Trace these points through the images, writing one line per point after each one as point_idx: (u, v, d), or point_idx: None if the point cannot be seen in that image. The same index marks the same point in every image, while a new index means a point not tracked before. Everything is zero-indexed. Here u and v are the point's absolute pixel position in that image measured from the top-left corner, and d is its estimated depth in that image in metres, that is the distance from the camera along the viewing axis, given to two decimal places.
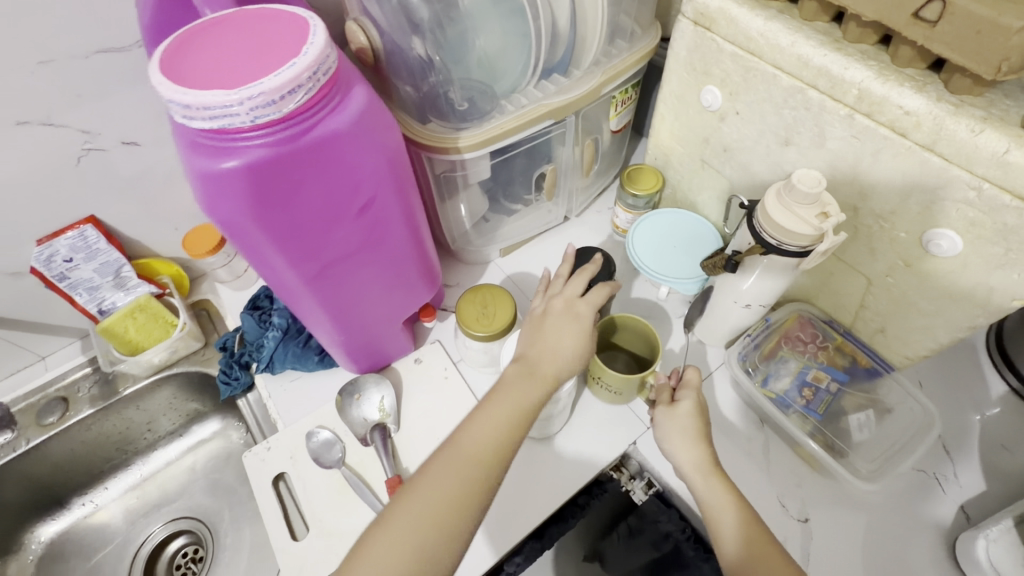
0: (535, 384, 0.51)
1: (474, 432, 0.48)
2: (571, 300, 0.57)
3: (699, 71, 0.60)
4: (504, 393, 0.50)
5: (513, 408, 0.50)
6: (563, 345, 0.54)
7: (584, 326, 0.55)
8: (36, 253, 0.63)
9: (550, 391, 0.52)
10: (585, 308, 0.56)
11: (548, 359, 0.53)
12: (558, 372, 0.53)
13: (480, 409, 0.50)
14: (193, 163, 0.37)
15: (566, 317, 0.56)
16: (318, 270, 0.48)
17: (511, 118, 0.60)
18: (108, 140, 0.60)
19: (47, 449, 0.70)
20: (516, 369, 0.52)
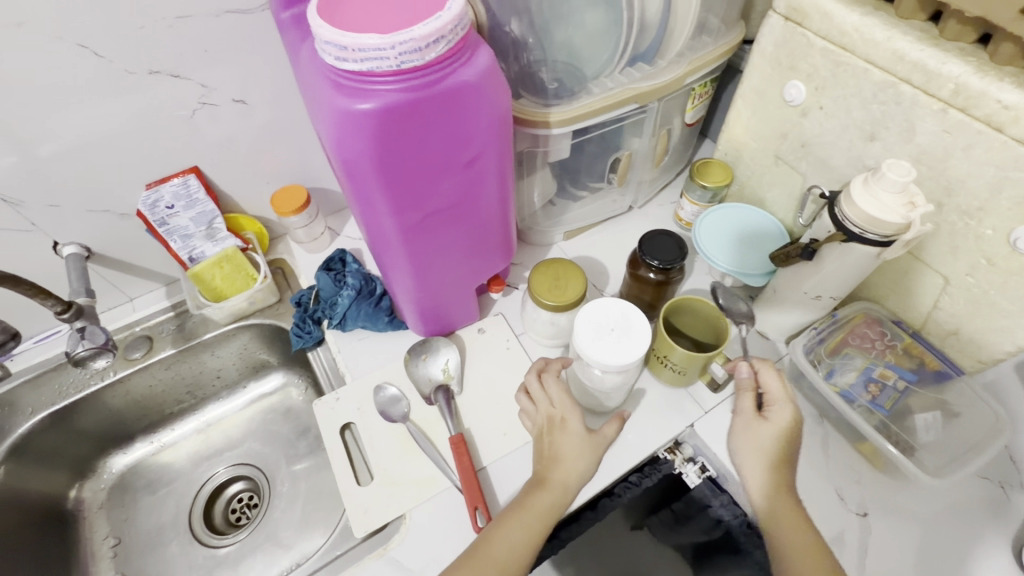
0: (546, 495, 0.53)
1: (498, 544, 0.50)
2: (556, 412, 0.58)
3: (785, 66, 0.62)
4: (523, 512, 0.52)
5: (531, 520, 0.52)
6: (567, 462, 0.55)
7: (579, 432, 0.56)
8: (144, 197, 0.68)
9: (568, 499, 0.54)
10: (569, 416, 0.57)
11: (556, 468, 0.55)
12: (571, 485, 0.54)
13: (502, 524, 0.52)
14: (334, 102, 0.40)
15: (557, 433, 0.57)
16: (415, 221, 0.51)
17: (600, 99, 0.63)
18: (221, 96, 0.65)
19: (129, 383, 0.75)
20: (532, 488, 0.54)
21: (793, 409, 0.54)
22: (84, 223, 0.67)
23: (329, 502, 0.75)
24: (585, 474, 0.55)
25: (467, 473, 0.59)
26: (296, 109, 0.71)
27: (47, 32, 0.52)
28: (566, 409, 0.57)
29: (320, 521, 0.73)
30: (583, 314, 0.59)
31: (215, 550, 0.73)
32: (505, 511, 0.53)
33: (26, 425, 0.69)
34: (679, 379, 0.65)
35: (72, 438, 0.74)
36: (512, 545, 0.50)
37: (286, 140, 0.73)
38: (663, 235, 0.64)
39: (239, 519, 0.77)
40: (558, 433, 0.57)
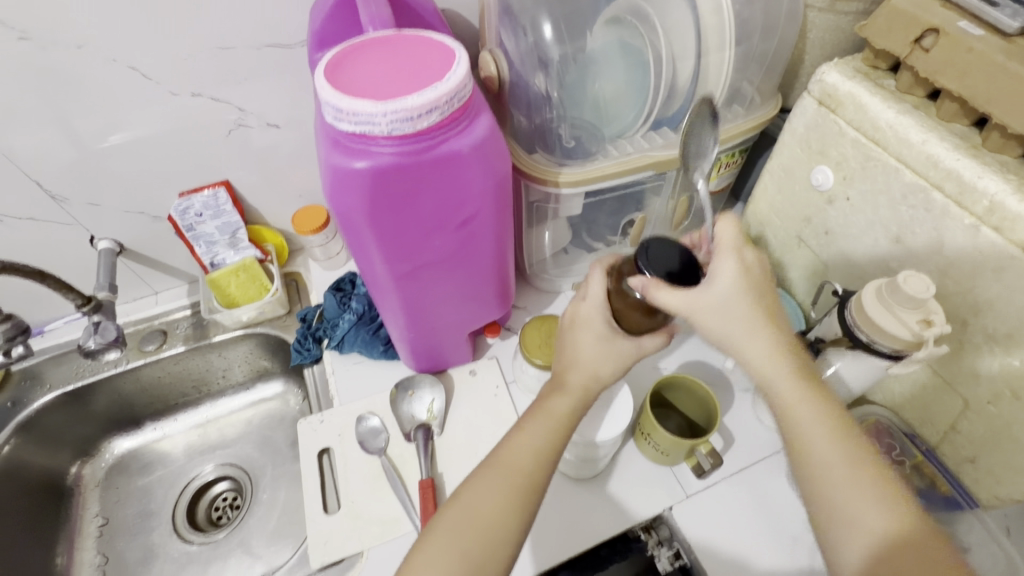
0: (567, 398, 0.49)
1: (519, 448, 0.47)
2: (587, 307, 0.52)
3: (815, 151, 0.59)
4: (542, 411, 0.49)
5: (551, 423, 0.48)
6: (584, 363, 0.50)
7: (599, 332, 0.51)
8: (176, 203, 0.72)
9: (591, 399, 0.50)
10: (591, 313, 0.51)
11: (575, 369, 0.51)
12: (593, 387, 0.50)
13: (518, 431, 0.48)
14: (329, 158, 0.41)
15: (582, 332, 0.51)
16: (406, 270, 0.52)
17: (613, 163, 0.61)
18: (257, 119, 0.69)
19: (140, 372, 0.79)
20: (549, 391, 0.51)
21: (761, 258, 0.48)
22: (120, 221, 0.72)
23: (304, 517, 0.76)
24: (607, 376, 0.51)
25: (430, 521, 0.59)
26: None
27: (105, 52, 0.57)
28: (590, 308, 0.51)
29: (291, 535, 0.75)
30: None
31: (191, 546, 0.75)
32: (524, 414, 0.50)
33: (40, 401, 0.74)
34: (663, 457, 0.63)
35: (80, 417, 0.79)
36: (537, 447, 0.47)
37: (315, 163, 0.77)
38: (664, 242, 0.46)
39: (219, 518, 0.79)
40: (581, 328, 0.52)
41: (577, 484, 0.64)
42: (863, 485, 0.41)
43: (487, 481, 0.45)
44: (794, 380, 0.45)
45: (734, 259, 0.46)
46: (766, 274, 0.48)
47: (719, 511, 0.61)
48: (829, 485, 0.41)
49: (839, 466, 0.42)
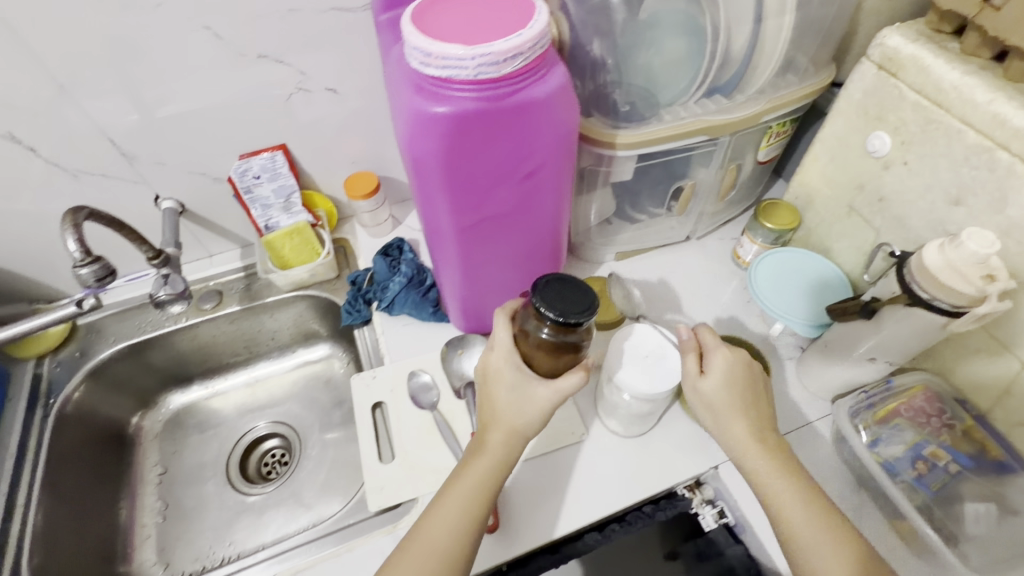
0: (485, 457, 0.52)
1: (438, 523, 0.49)
2: (498, 356, 0.54)
3: (872, 116, 0.59)
4: (461, 480, 0.51)
5: (472, 491, 0.51)
6: (506, 414, 0.53)
7: (511, 380, 0.53)
8: (236, 165, 0.74)
9: (512, 457, 0.53)
10: (500, 363, 0.54)
11: (495, 428, 0.53)
12: (512, 444, 0.53)
13: (440, 502, 0.51)
14: (412, 103, 0.43)
15: (495, 386, 0.54)
16: (471, 222, 0.53)
17: (668, 127, 0.63)
18: (316, 84, 0.71)
19: (197, 330, 0.82)
20: (471, 454, 0.54)
21: (738, 356, 0.54)
22: (183, 182, 0.75)
23: (353, 472, 0.79)
24: (530, 427, 0.53)
25: None
26: (380, 101, 0.76)
27: (180, 11, 0.59)
28: (500, 356, 0.54)
29: (341, 488, 0.78)
30: (619, 336, 0.59)
31: (244, 496, 0.79)
32: (443, 488, 0.52)
33: (106, 353, 0.77)
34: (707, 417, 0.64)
35: (142, 370, 0.82)
36: (454, 524, 0.49)
37: (367, 130, 0.79)
38: (561, 279, 0.47)
39: (269, 472, 0.82)
40: (494, 382, 0.54)
41: (624, 441, 0.65)
42: (830, 534, 0.47)
43: (408, 560, 0.47)
44: (768, 459, 0.50)
45: (692, 385, 0.54)
46: (754, 373, 0.55)
47: None
48: (801, 538, 0.47)
49: (812, 520, 0.47)
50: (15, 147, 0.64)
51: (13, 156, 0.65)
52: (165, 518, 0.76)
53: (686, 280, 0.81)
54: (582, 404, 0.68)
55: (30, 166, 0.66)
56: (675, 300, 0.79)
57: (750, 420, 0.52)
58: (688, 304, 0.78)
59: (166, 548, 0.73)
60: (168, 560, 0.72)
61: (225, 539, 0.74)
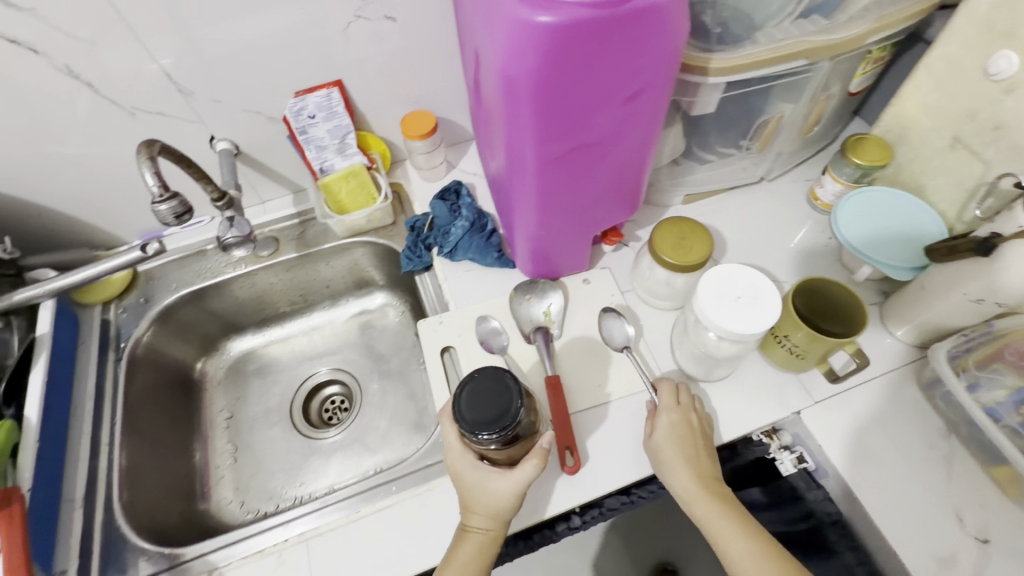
0: (468, 541, 0.51)
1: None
2: (450, 458, 0.53)
3: (998, 33, 0.53)
4: (451, 565, 0.50)
5: (467, 568, 0.50)
6: (479, 505, 0.51)
7: (472, 476, 0.52)
8: (291, 104, 0.72)
9: (502, 529, 0.52)
10: (456, 462, 0.52)
11: (473, 513, 0.52)
12: (498, 520, 0.51)
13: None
14: (514, 12, 0.40)
15: (458, 479, 0.52)
16: (557, 153, 0.50)
17: (767, 49, 0.57)
18: (376, 11, 0.66)
19: (255, 277, 0.81)
20: (457, 538, 0.52)
21: (682, 413, 0.57)
22: (238, 121, 0.72)
23: (414, 418, 0.79)
24: (509, 508, 0.51)
25: (562, 414, 0.60)
26: (440, 31, 0.71)
27: None
28: (456, 457, 0.52)
29: (405, 434, 0.78)
30: (708, 276, 0.56)
31: (309, 440, 0.79)
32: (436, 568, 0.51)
33: (170, 298, 0.77)
34: (795, 363, 0.61)
35: (204, 316, 0.82)
36: None
37: (424, 65, 0.74)
38: (483, 374, 0.44)
39: (331, 418, 0.83)
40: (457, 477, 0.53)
41: (703, 386, 0.64)
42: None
43: None
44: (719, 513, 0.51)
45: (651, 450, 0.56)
46: (699, 426, 0.57)
47: (851, 417, 0.61)
48: None
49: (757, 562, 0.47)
50: (74, 84, 0.62)
51: (72, 94, 0.63)
52: (236, 459, 0.77)
53: (757, 224, 0.77)
54: (656, 351, 0.67)
55: (89, 104, 0.64)
56: (747, 244, 0.75)
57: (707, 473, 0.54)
58: (762, 249, 0.75)
59: (241, 487, 0.75)
60: (244, 498, 0.74)
61: (295, 480, 0.76)
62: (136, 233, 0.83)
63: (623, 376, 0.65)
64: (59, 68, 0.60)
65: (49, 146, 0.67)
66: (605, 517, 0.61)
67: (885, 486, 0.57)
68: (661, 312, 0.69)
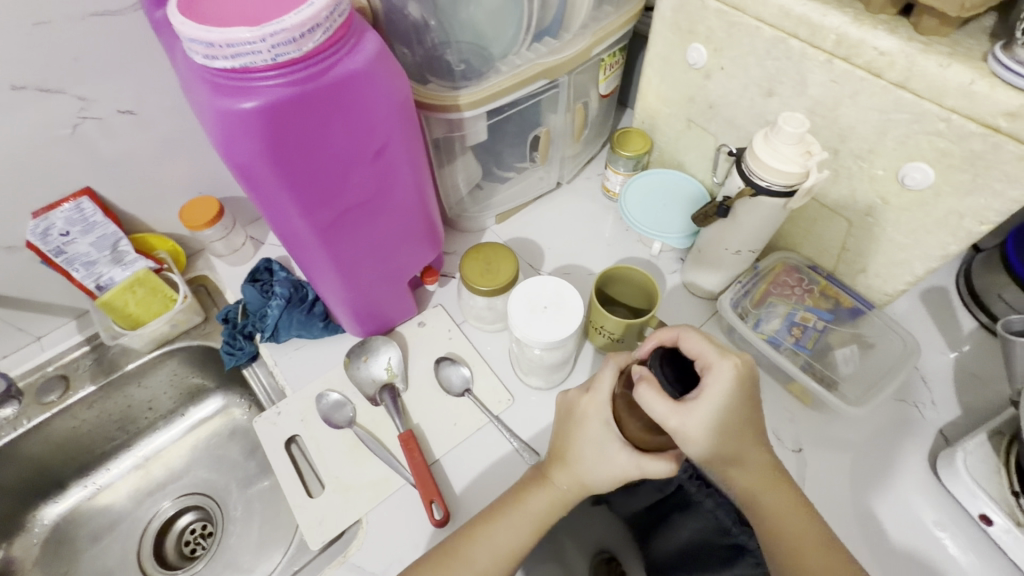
0: (543, 493, 0.52)
1: (480, 548, 0.50)
2: (582, 403, 0.50)
3: (685, 30, 0.63)
4: (520, 511, 0.51)
5: (521, 523, 0.51)
6: (578, 464, 0.50)
7: (595, 432, 0.49)
8: (32, 227, 0.63)
9: (571, 499, 0.52)
10: (596, 408, 0.49)
11: (562, 468, 0.51)
12: (577, 489, 0.51)
13: (490, 524, 0.51)
14: (213, 104, 0.38)
15: (574, 428, 0.50)
16: (329, 219, 0.49)
17: (508, 77, 0.62)
18: (104, 108, 0.60)
19: (48, 427, 0.70)
20: (532, 484, 0.53)
21: (732, 366, 0.44)
22: None
23: (286, 518, 0.72)
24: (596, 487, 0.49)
25: (418, 468, 0.59)
26: (191, 113, 0.66)
27: None
28: (596, 403, 0.49)
29: (278, 540, 0.71)
30: (516, 293, 0.59)
31: None
32: (490, 510, 0.52)
33: None
34: (618, 347, 0.66)
35: None
36: (496, 549, 0.50)
37: (187, 150, 0.69)
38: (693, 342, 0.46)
39: (194, 549, 0.74)
40: (577, 420, 0.50)
41: (552, 393, 0.66)
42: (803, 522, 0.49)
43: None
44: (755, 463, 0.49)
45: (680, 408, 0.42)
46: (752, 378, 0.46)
47: None
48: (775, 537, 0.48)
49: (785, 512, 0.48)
50: None
51: None
52: None
53: (567, 224, 0.83)
54: (502, 372, 0.68)
55: None
56: (563, 246, 0.80)
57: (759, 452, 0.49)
58: (575, 248, 0.80)
59: None
60: None
61: None
62: None
63: (475, 408, 0.65)
64: None
65: None
66: None
67: None
68: (498, 333, 0.71)
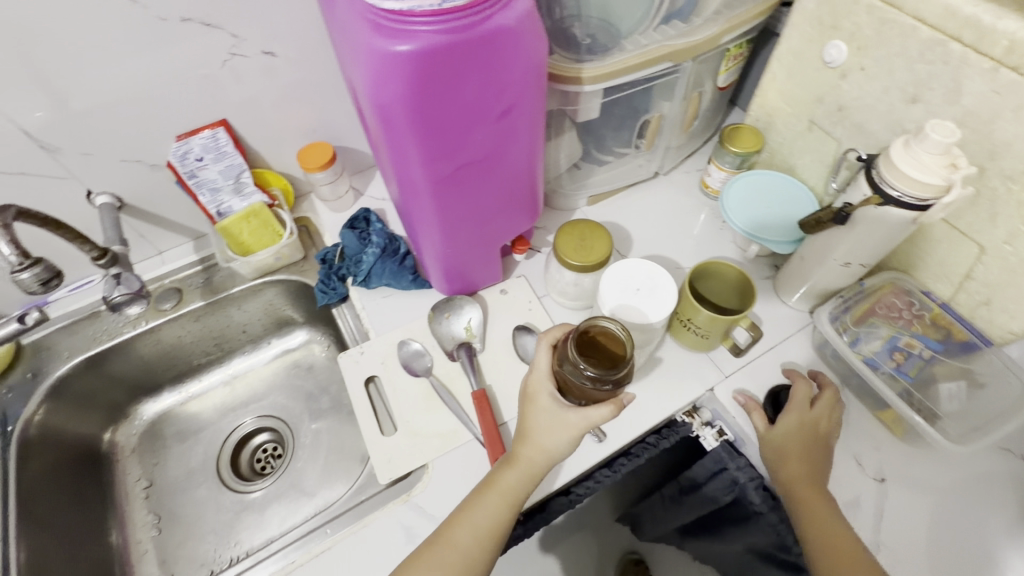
0: (513, 470, 0.53)
1: (461, 531, 0.51)
2: (529, 384, 0.55)
3: (827, 26, 0.60)
4: (494, 492, 0.53)
5: (498, 501, 0.52)
6: (536, 438, 0.53)
7: (546, 404, 0.53)
8: (174, 148, 0.69)
9: (542, 470, 0.53)
10: (540, 386, 0.54)
11: (526, 444, 0.53)
12: (545, 460, 0.53)
13: (468, 506, 0.53)
14: (371, 42, 0.40)
15: (528, 407, 0.54)
16: (447, 171, 0.51)
17: (635, 55, 0.61)
18: (251, 47, 0.65)
19: (160, 332, 0.77)
20: (501, 465, 0.55)
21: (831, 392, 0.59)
22: (118, 173, 0.68)
23: (352, 454, 0.76)
24: (560, 449, 0.52)
25: (488, 426, 0.60)
26: (323, 60, 0.70)
27: None
28: (539, 381, 0.54)
29: (342, 472, 0.75)
30: (609, 274, 0.59)
31: (241, 496, 0.75)
32: (469, 496, 0.54)
33: (63, 368, 0.71)
34: (701, 342, 0.65)
35: (107, 383, 0.77)
36: (474, 529, 0.51)
37: (314, 95, 0.74)
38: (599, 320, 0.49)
39: (264, 467, 0.79)
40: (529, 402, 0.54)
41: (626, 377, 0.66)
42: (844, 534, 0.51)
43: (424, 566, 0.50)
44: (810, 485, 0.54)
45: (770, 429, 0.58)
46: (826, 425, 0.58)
47: (756, 387, 0.65)
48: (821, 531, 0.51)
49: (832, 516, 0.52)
50: None
51: None
52: (161, 529, 0.72)
53: (659, 215, 0.82)
54: None
55: None
56: (652, 236, 0.79)
57: (807, 467, 0.55)
58: (665, 239, 0.79)
59: (168, 558, 0.70)
60: (173, 570, 0.70)
61: (230, 540, 0.72)
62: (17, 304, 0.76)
63: None
64: None
65: None
66: (548, 519, 0.64)
67: None
68: (577, 312, 0.71)
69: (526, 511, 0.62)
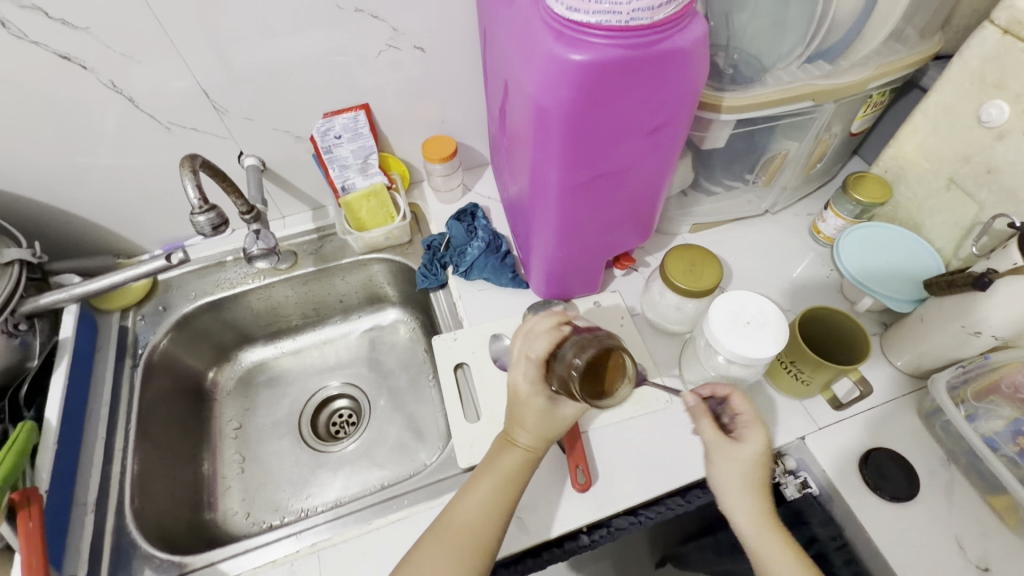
0: (512, 452, 0.56)
1: (467, 507, 0.53)
2: (520, 388, 0.57)
3: (989, 84, 0.58)
4: (492, 470, 0.55)
5: (501, 480, 0.54)
6: (531, 428, 0.56)
7: (540, 404, 0.56)
8: (319, 124, 0.74)
9: (539, 454, 0.56)
10: (531, 391, 0.56)
11: (521, 430, 0.56)
12: (540, 443, 0.56)
13: (473, 483, 0.55)
14: (551, 49, 0.43)
15: (519, 404, 0.57)
16: (582, 179, 0.53)
17: (776, 91, 0.61)
18: (407, 42, 0.70)
19: (272, 289, 0.83)
20: (500, 448, 0.57)
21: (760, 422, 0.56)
22: (267, 139, 0.75)
23: (423, 434, 0.79)
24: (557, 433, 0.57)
25: (573, 430, 0.63)
26: (465, 61, 0.75)
27: None
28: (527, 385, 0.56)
29: (412, 449, 0.78)
30: (718, 302, 0.59)
31: (318, 453, 0.80)
32: (474, 475, 0.56)
33: (189, 306, 0.79)
34: (800, 387, 0.63)
35: (219, 326, 0.84)
36: (482, 506, 0.53)
37: (448, 92, 0.78)
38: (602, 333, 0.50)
39: (339, 432, 0.83)
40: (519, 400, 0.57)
41: None
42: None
43: (435, 542, 0.51)
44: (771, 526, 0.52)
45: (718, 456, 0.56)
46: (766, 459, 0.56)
47: (853, 446, 0.62)
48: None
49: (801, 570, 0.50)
50: (112, 96, 0.65)
51: (107, 105, 0.66)
52: (243, 469, 0.77)
53: (763, 253, 0.80)
54: (665, 374, 0.68)
55: (125, 116, 0.67)
56: (752, 272, 0.78)
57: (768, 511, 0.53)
58: (767, 278, 0.77)
59: (248, 497, 0.75)
60: (249, 509, 0.74)
61: (303, 492, 0.76)
62: (156, 243, 0.85)
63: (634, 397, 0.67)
64: (103, 82, 0.63)
65: (80, 156, 0.70)
66: (612, 537, 0.62)
67: (891, 514, 0.58)
68: (669, 336, 0.71)
69: (591, 524, 0.61)
